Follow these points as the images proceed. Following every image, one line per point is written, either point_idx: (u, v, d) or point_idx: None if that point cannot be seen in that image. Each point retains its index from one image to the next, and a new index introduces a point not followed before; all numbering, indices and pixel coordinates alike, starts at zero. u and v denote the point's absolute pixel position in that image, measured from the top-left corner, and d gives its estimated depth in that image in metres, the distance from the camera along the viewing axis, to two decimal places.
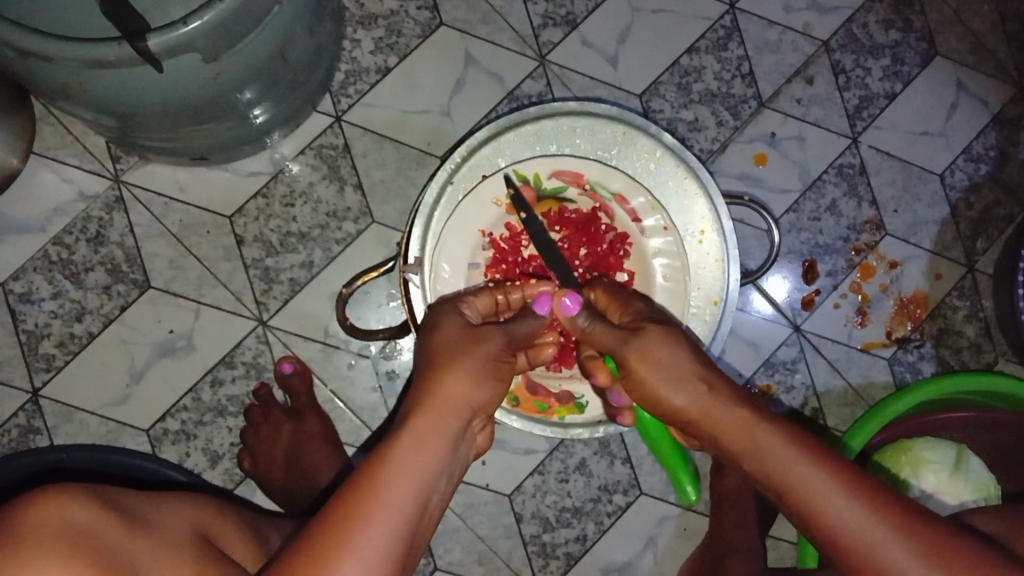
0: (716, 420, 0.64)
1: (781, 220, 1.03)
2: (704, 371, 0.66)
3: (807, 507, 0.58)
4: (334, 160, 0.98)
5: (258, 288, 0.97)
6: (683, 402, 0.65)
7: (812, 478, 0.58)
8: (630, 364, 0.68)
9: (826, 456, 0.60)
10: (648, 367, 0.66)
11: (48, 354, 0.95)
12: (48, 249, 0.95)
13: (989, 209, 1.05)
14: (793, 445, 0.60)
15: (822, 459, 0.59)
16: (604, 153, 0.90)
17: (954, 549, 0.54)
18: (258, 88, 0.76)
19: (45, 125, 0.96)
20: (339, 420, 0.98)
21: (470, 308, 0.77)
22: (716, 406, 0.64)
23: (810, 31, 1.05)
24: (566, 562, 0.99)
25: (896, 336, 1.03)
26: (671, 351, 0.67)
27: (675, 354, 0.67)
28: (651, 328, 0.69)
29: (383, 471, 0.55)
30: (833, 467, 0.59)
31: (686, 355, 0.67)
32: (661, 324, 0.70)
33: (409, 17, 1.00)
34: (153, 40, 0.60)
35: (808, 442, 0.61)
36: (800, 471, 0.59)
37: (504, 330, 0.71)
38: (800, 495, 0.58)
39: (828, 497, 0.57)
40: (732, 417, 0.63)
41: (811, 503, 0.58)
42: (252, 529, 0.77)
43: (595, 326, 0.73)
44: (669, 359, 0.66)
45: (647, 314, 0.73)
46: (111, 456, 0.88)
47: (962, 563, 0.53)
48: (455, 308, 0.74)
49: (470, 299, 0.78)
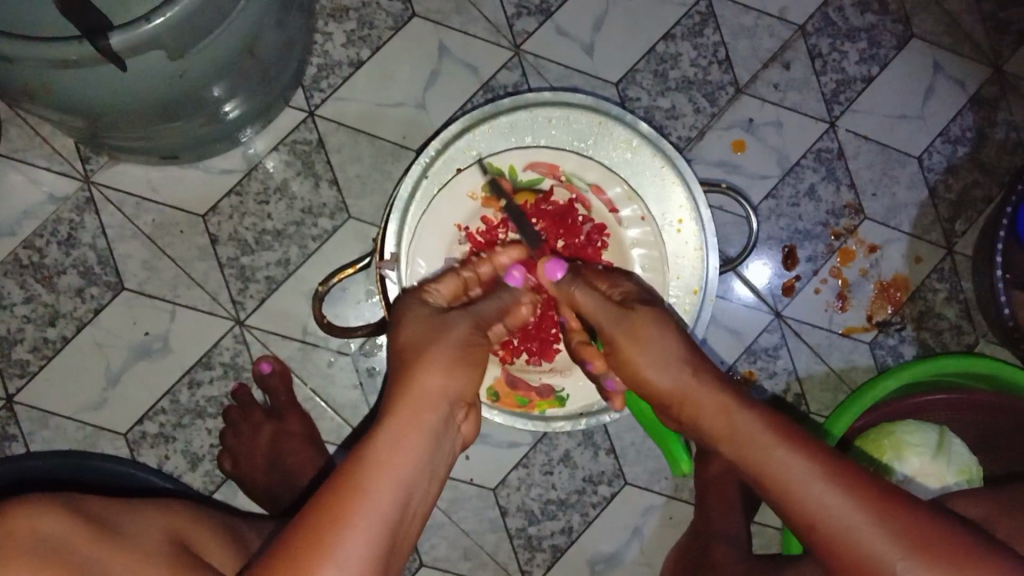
0: (704, 404, 0.64)
1: (760, 207, 1.03)
2: (691, 356, 0.67)
3: (791, 495, 0.58)
4: (309, 156, 0.97)
5: (234, 288, 0.96)
6: (669, 385, 0.66)
7: (792, 459, 0.59)
8: (620, 346, 0.70)
9: (810, 444, 0.60)
10: (638, 348, 0.68)
11: (22, 359, 0.93)
12: (19, 252, 0.94)
13: (968, 190, 1.06)
14: (775, 431, 0.61)
15: (804, 443, 0.61)
16: (580, 144, 0.89)
17: (931, 531, 0.54)
18: (227, 84, 0.74)
19: (11, 126, 0.94)
20: (320, 419, 0.97)
21: (435, 295, 0.74)
22: (698, 389, 0.65)
23: (786, 15, 1.05)
24: (552, 555, 0.99)
25: (877, 320, 1.04)
26: (660, 333, 0.68)
27: (665, 335, 0.68)
28: (642, 309, 0.71)
29: (356, 473, 0.54)
30: (814, 452, 0.60)
31: (676, 337, 0.69)
32: (651, 306, 0.72)
33: (381, 8, 0.99)
34: (115, 39, 0.59)
35: (788, 428, 0.62)
36: (782, 456, 0.59)
37: (470, 313, 0.71)
38: (781, 482, 0.59)
39: (811, 485, 0.57)
40: (716, 400, 0.64)
41: (794, 492, 0.58)
42: (231, 531, 0.76)
43: (583, 295, 0.74)
44: (657, 341, 0.68)
45: (636, 292, 0.75)
46: (88, 461, 0.87)
47: (937, 542, 0.53)
48: (416, 298, 0.72)
49: (435, 286, 0.75)
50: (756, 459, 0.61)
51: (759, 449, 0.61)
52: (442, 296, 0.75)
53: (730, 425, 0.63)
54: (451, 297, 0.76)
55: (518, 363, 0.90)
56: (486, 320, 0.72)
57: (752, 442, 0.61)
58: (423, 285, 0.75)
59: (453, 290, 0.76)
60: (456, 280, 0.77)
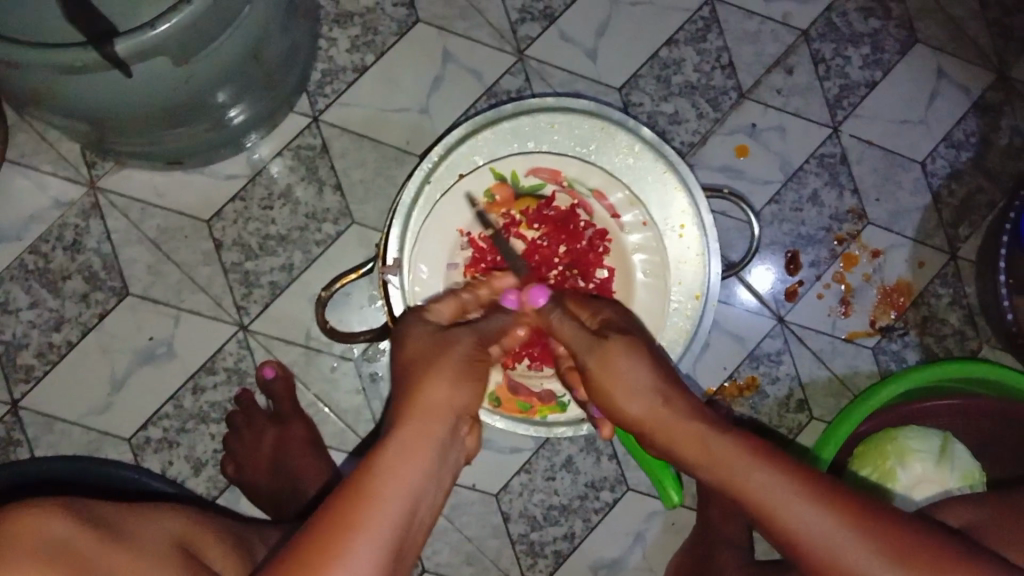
0: (679, 432, 0.63)
1: (762, 212, 1.03)
2: (664, 385, 0.65)
3: (773, 519, 0.57)
4: (313, 161, 0.97)
5: (238, 293, 0.96)
6: (643, 416, 0.64)
7: (773, 486, 0.57)
8: (594, 377, 0.67)
9: (791, 466, 0.59)
10: (608, 378, 0.66)
11: (27, 363, 0.94)
12: (25, 257, 0.94)
13: (971, 196, 1.06)
14: (755, 457, 0.59)
15: (786, 469, 0.59)
16: (583, 149, 0.90)
17: (916, 547, 0.55)
18: (232, 90, 0.75)
19: (17, 132, 0.95)
20: (323, 424, 0.97)
21: (435, 314, 0.73)
22: (675, 419, 0.63)
23: (789, 21, 1.05)
24: (554, 560, 0.99)
25: (880, 326, 1.03)
26: (633, 361, 0.66)
27: (638, 366, 0.66)
28: (613, 338, 0.68)
29: (370, 480, 0.55)
30: (796, 477, 0.58)
31: (647, 367, 0.66)
32: (625, 334, 0.69)
33: (385, 14, 0.99)
34: (119, 46, 0.59)
35: (769, 456, 0.60)
36: (762, 483, 0.58)
37: (473, 328, 0.71)
38: (765, 507, 0.58)
39: (795, 507, 0.57)
40: (692, 432, 0.62)
41: (777, 516, 0.57)
42: (236, 537, 0.77)
43: (566, 324, 0.72)
44: (631, 371, 0.65)
45: (615, 321, 0.73)
46: (94, 467, 0.88)
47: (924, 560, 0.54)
48: (418, 316, 0.72)
49: (433, 306, 0.74)
50: (737, 487, 0.59)
51: (739, 480, 0.59)
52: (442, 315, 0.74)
53: (708, 456, 0.60)
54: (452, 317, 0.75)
55: (519, 368, 0.90)
56: (487, 337, 0.71)
57: (731, 471, 0.59)
58: (421, 306, 0.75)
59: (452, 310, 0.75)
60: (455, 302, 0.75)
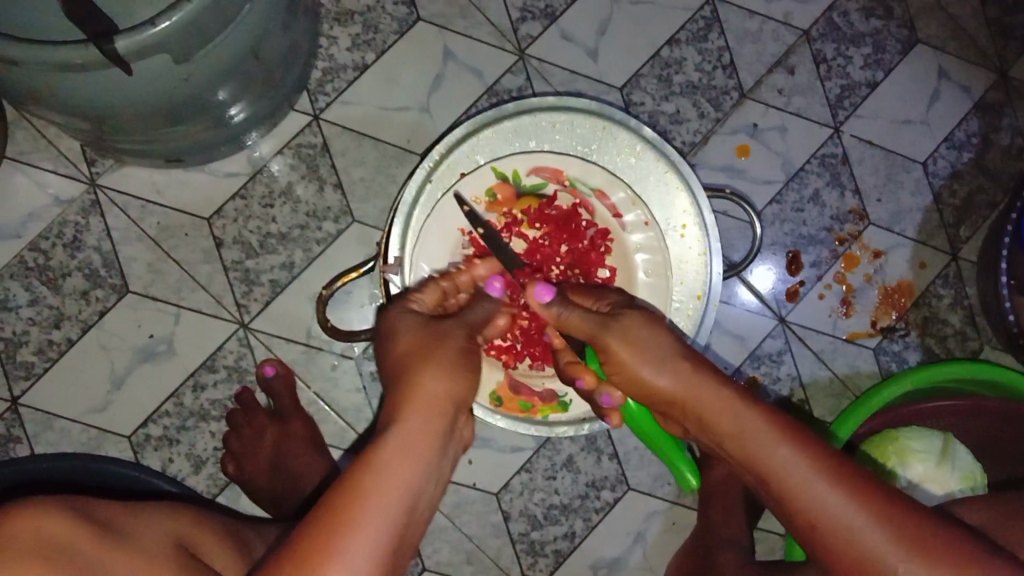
0: (699, 403, 0.64)
1: (764, 212, 1.03)
2: (687, 355, 0.67)
3: (789, 495, 0.58)
4: (313, 159, 0.97)
5: (239, 291, 0.96)
6: (666, 383, 0.65)
7: (790, 458, 0.58)
8: (611, 349, 0.68)
9: (807, 439, 0.60)
10: (629, 348, 0.67)
11: (26, 361, 0.94)
12: (24, 255, 0.94)
13: (973, 196, 1.05)
14: (775, 429, 0.60)
15: (805, 441, 0.60)
16: (585, 149, 0.90)
17: (925, 529, 0.54)
18: (233, 87, 0.74)
19: (17, 129, 0.94)
20: (323, 422, 0.97)
21: (420, 303, 0.74)
22: (696, 390, 0.64)
23: (790, 20, 1.05)
24: (554, 560, 0.99)
25: (881, 326, 1.03)
26: (655, 335, 0.68)
27: (660, 338, 0.67)
28: (629, 313, 0.69)
29: (368, 474, 0.54)
30: (813, 452, 0.59)
31: (668, 339, 0.68)
32: (638, 310, 0.70)
33: (386, 13, 0.99)
34: (120, 42, 0.59)
35: (790, 427, 0.61)
36: (781, 455, 0.59)
37: (462, 320, 0.71)
38: (781, 481, 0.58)
39: (808, 481, 0.57)
40: (716, 402, 0.63)
41: (794, 492, 0.57)
42: (233, 535, 0.76)
43: (570, 314, 0.71)
44: (653, 343, 0.67)
45: (619, 303, 0.73)
46: (93, 465, 0.87)
47: (933, 542, 0.53)
48: (410, 303, 0.73)
49: (418, 292, 0.75)
50: (757, 457, 0.60)
51: (760, 451, 0.60)
52: (427, 304, 0.74)
53: (732, 425, 0.62)
54: (434, 305, 0.75)
55: (521, 367, 0.90)
56: (477, 328, 0.72)
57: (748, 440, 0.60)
58: (406, 294, 0.75)
59: (434, 297, 0.76)
60: (437, 289, 0.76)
